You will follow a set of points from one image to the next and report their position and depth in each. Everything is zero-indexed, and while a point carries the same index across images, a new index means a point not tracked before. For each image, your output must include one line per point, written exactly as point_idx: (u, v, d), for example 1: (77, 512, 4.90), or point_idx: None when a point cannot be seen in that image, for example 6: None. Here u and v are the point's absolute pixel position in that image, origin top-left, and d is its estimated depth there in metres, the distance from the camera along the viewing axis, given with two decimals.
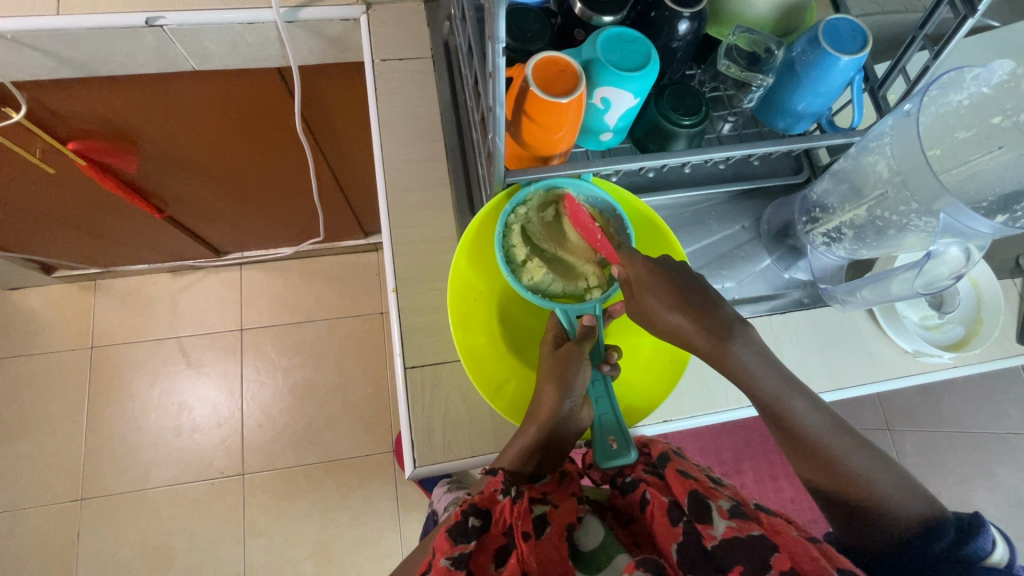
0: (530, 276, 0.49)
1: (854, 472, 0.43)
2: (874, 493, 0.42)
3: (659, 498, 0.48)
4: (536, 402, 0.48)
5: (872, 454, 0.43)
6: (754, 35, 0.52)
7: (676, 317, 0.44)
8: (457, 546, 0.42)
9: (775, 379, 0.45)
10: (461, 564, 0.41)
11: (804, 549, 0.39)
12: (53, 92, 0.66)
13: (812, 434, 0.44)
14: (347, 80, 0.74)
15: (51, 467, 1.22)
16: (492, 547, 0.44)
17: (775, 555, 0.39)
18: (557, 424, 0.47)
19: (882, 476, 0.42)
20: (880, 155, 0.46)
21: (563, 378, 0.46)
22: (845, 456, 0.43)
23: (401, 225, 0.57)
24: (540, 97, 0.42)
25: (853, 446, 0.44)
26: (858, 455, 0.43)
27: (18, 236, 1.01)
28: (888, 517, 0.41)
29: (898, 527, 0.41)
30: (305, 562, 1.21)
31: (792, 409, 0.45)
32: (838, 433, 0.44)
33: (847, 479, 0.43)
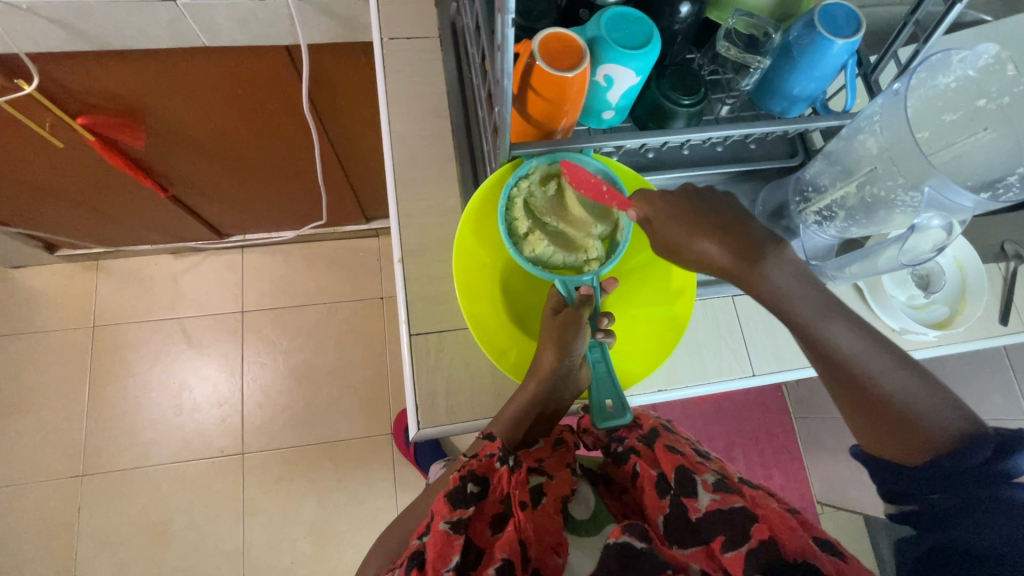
0: (531, 248, 0.51)
1: (892, 392, 0.40)
2: (911, 413, 0.40)
3: (648, 472, 0.51)
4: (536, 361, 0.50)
5: (909, 368, 0.41)
6: (753, 19, 0.54)
7: (702, 244, 0.44)
8: (456, 510, 0.44)
9: (813, 299, 0.42)
10: (459, 529, 0.43)
11: (783, 519, 0.41)
12: (64, 64, 0.67)
13: (845, 355, 0.41)
14: (354, 59, 0.75)
15: (52, 443, 1.24)
16: (489, 514, 0.46)
17: (755, 526, 0.42)
18: (556, 381, 0.50)
19: (920, 395, 0.40)
20: (870, 132, 0.48)
21: (563, 342, 0.48)
22: (883, 378, 0.40)
23: (407, 198, 0.59)
24: (546, 71, 0.44)
25: (892, 364, 0.41)
26: (896, 373, 0.40)
27: (23, 211, 1.02)
28: (924, 434, 0.39)
29: (936, 444, 0.39)
30: (304, 540, 1.23)
31: (826, 329, 0.42)
32: (876, 350, 0.41)
33: (885, 400, 0.40)
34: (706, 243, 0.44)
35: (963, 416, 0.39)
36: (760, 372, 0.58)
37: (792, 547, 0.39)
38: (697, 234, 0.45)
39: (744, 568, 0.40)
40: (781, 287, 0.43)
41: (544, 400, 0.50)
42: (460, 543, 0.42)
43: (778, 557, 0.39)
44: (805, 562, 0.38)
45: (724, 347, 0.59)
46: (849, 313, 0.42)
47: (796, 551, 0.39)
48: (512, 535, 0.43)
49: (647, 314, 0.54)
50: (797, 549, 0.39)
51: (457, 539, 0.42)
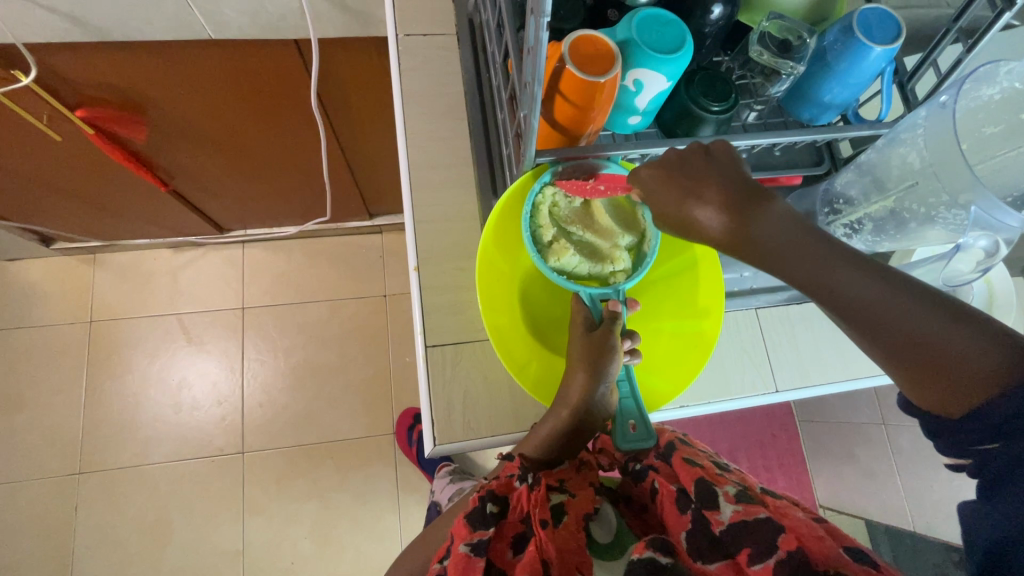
0: (556, 257, 0.49)
1: (922, 339, 0.33)
2: (950, 358, 0.33)
3: (668, 487, 0.47)
4: (567, 386, 0.47)
5: (939, 307, 0.33)
6: (786, 22, 0.51)
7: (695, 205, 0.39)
8: (476, 532, 0.43)
9: (812, 250, 0.36)
10: (480, 551, 0.42)
11: (810, 529, 0.39)
12: (63, 55, 0.64)
13: (857, 303, 0.35)
14: (365, 54, 0.72)
15: (49, 440, 1.21)
16: (509, 534, 0.45)
17: (782, 537, 0.39)
18: (591, 410, 0.47)
19: (953, 334, 0.33)
20: (912, 146, 0.46)
21: (595, 365, 0.46)
22: (909, 323, 0.34)
23: (423, 203, 0.57)
24: (576, 76, 0.42)
25: (917, 307, 0.34)
26: (924, 315, 0.33)
27: (19, 204, 0.99)
28: (965, 381, 0.33)
29: (979, 386, 0.32)
30: (304, 540, 1.22)
31: (834, 278, 0.36)
32: (893, 292, 0.34)
33: (915, 347, 0.34)
34: (695, 206, 0.39)
35: (1011, 346, 0.32)
36: (783, 389, 0.57)
37: (822, 560, 0.37)
38: (687, 197, 0.39)
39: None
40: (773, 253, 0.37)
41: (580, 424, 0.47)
42: (481, 565, 0.42)
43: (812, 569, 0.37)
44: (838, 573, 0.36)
45: (747, 361, 0.58)
46: (863, 260, 0.35)
47: (825, 561, 0.37)
48: (532, 556, 0.42)
49: (672, 328, 0.53)
50: (826, 560, 0.37)
51: (478, 562, 0.42)
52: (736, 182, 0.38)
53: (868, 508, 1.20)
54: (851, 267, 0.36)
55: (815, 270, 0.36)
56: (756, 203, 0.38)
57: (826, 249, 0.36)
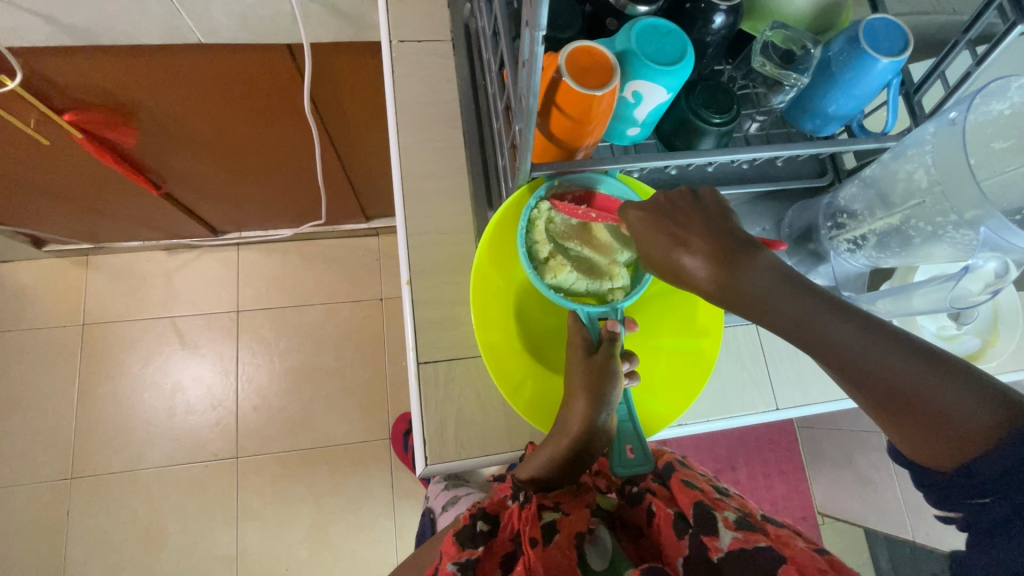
0: (553, 274, 0.47)
1: (903, 388, 0.32)
2: (933, 408, 0.31)
3: (665, 511, 0.46)
4: (567, 413, 0.46)
5: (919, 357, 0.32)
6: (789, 32, 0.50)
7: (683, 255, 0.41)
8: (465, 551, 0.42)
9: (787, 297, 0.36)
10: (467, 571, 0.41)
11: (813, 560, 0.38)
12: (50, 59, 0.62)
13: (835, 349, 0.34)
14: (359, 59, 0.71)
15: (41, 444, 1.20)
16: (499, 554, 0.43)
17: (782, 566, 0.38)
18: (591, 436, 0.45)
19: (934, 382, 0.31)
20: (920, 163, 0.45)
21: (598, 392, 0.44)
22: (888, 371, 0.32)
23: (416, 214, 0.56)
24: (573, 89, 0.41)
25: (898, 355, 0.32)
26: (903, 363, 0.32)
27: (8, 207, 0.98)
28: (947, 430, 0.31)
29: (966, 437, 0.30)
30: (299, 546, 1.21)
31: (810, 324, 0.35)
32: (871, 339, 0.33)
33: (897, 398, 0.32)
34: (683, 255, 0.41)
35: (1000, 399, 0.30)
36: (784, 407, 0.56)
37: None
38: (675, 245, 0.41)
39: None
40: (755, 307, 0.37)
41: (582, 453, 0.45)
42: None
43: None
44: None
45: (747, 378, 0.57)
46: (839, 304, 0.35)
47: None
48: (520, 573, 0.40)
49: (670, 347, 0.52)
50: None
51: None
52: (724, 236, 0.40)
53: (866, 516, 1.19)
54: (829, 313, 0.35)
55: (791, 315, 0.36)
56: (743, 253, 0.39)
57: (803, 295, 0.36)
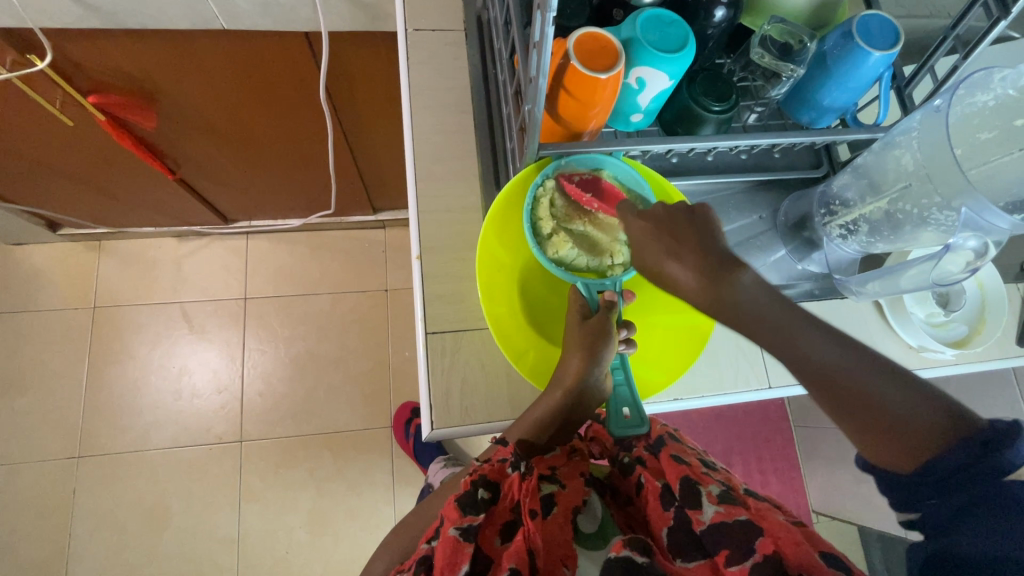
0: (555, 250, 0.50)
1: (870, 397, 0.37)
2: (893, 415, 0.36)
3: (653, 483, 0.48)
4: (562, 368, 0.49)
5: (885, 371, 0.37)
6: (787, 26, 0.52)
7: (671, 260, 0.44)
8: (466, 516, 0.43)
9: (772, 305, 0.41)
10: (469, 536, 0.42)
11: (788, 532, 0.38)
12: (79, 41, 0.65)
13: (811, 360, 0.39)
14: (374, 48, 0.74)
15: (49, 423, 1.22)
16: (499, 521, 0.45)
17: (760, 539, 0.38)
18: (583, 391, 0.48)
19: (892, 392, 0.37)
20: (907, 148, 0.47)
21: (592, 350, 0.46)
22: (858, 383, 0.37)
23: (426, 193, 0.59)
24: (580, 71, 0.43)
25: (867, 370, 0.38)
26: (870, 375, 0.37)
27: (27, 187, 1.00)
28: (908, 434, 0.36)
29: (921, 441, 0.35)
30: (300, 529, 1.23)
31: (796, 336, 0.40)
32: (845, 355, 0.39)
33: (865, 406, 0.37)
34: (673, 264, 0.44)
35: (945, 407, 0.36)
36: (777, 386, 0.58)
37: (795, 563, 0.36)
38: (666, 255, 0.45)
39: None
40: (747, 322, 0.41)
41: (574, 407, 0.49)
42: (470, 551, 0.42)
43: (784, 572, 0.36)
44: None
45: (742, 357, 0.59)
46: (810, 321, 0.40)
47: (800, 564, 0.36)
48: (520, 544, 0.42)
49: (667, 322, 0.54)
50: (801, 565, 0.36)
51: (466, 547, 0.42)
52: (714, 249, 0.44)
53: (858, 514, 1.20)
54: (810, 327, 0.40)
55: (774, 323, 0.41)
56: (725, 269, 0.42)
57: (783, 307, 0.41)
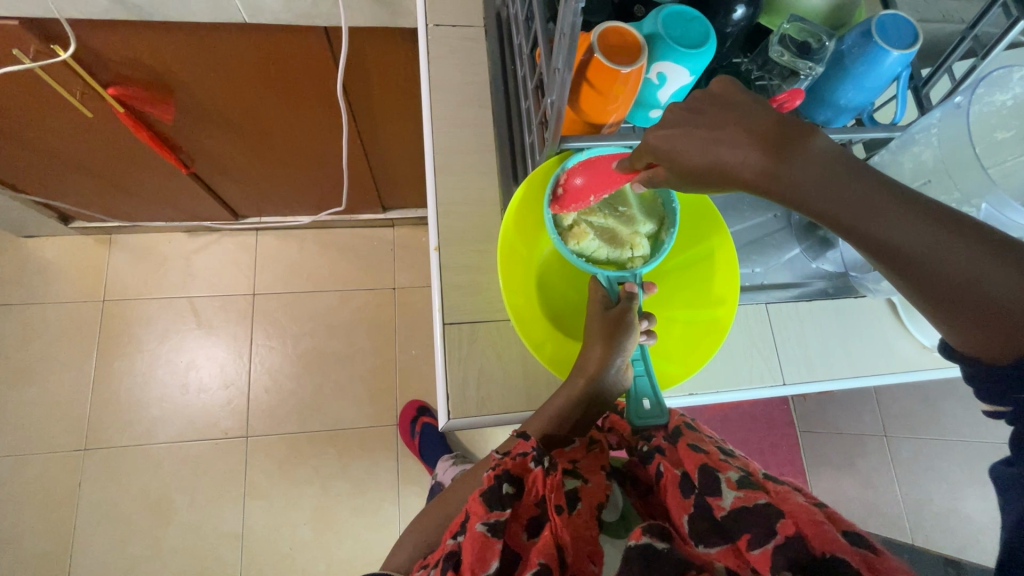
0: (576, 240, 0.50)
1: (972, 284, 0.34)
2: (989, 300, 0.34)
3: (671, 473, 0.47)
4: (584, 358, 0.49)
5: (993, 255, 0.33)
6: (805, 25, 0.53)
7: (720, 148, 0.35)
8: (493, 512, 0.44)
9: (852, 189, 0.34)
10: (498, 532, 0.43)
11: (808, 513, 0.38)
12: (101, 32, 0.66)
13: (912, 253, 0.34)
14: (392, 44, 0.74)
15: (56, 415, 1.23)
16: (525, 516, 0.45)
17: (780, 522, 0.39)
18: (605, 383, 0.48)
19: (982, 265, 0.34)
20: (926, 145, 0.48)
21: (614, 340, 0.47)
22: (950, 264, 0.34)
23: (445, 186, 0.59)
24: (603, 64, 0.44)
25: (972, 253, 0.34)
26: (978, 258, 0.34)
27: (42, 178, 1.01)
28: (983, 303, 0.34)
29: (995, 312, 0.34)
30: (304, 526, 1.23)
31: (899, 232, 0.34)
32: (950, 242, 0.34)
33: (967, 294, 0.34)
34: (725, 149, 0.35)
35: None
36: (791, 382, 0.59)
37: (818, 542, 0.36)
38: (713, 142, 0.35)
39: (772, 567, 0.37)
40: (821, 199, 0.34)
41: (593, 400, 0.48)
42: (499, 547, 0.42)
43: (807, 554, 0.36)
44: (834, 556, 0.35)
45: (755, 353, 0.59)
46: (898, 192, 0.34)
47: (823, 544, 0.36)
48: (549, 540, 0.42)
49: (684, 318, 0.54)
50: (825, 545, 0.36)
51: (496, 543, 0.42)
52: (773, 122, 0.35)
53: (864, 520, 1.19)
54: (913, 214, 0.34)
55: (878, 223, 0.34)
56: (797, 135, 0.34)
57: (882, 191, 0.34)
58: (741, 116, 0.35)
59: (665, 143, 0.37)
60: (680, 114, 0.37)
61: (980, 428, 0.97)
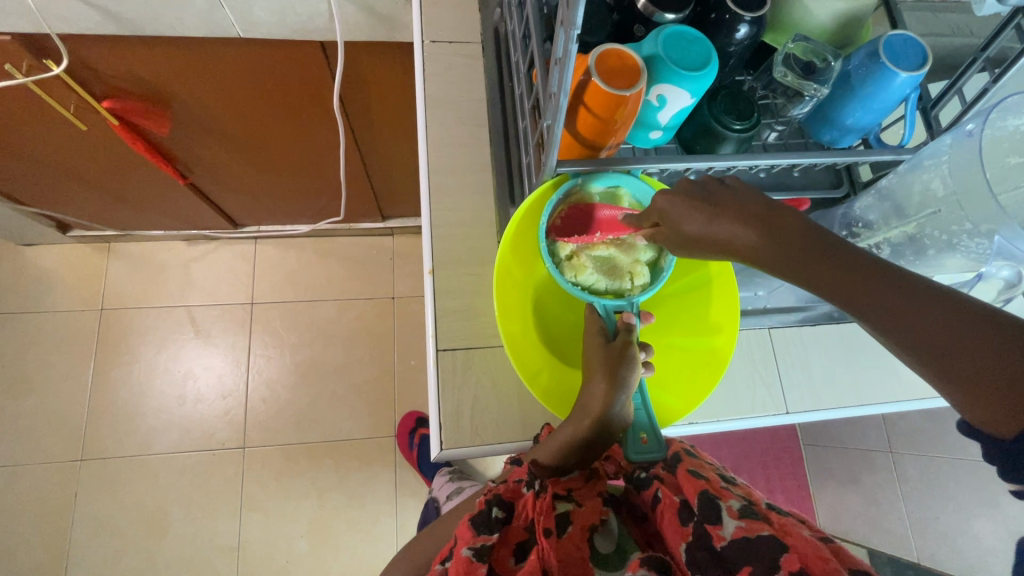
0: (574, 272, 0.49)
1: (969, 359, 0.31)
2: (932, 337, 0.32)
3: (671, 498, 0.45)
4: (586, 394, 0.46)
5: (909, 288, 0.33)
6: (810, 44, 0.51)
7: (712, 224, 0.39)
8: (480, 536, 0.43)
9: (785, 226, 0.37)
10: (482, 557, 0.41)
11: (814, 549, 0.37)
12: (94, 46, 0.65)
13: (893, 321, 0.33)
14: (389, 58, 0.73)
15: (52, 425, 1.22)
16: (513, 541, 0.44)
17: (784, 556, 0.37)
18: (607, 421, 0.45)
19: (905, 299, 0.33)
20: (936, 172, 0.46)
21: (616, 376, 0.45)
22: (874, 301, 0.34)
23: (440, 207, 0.58)
24: (602, 88, 0.42)
25: (889, 285, 0.34)
26: (892, 290, 0.33)
27: (38, 188, 1.00)
28: (927, 348, 0.32)
29: (944, 351, 0.31)
30: (301, 539, 1.22)
31: (872, 298, 0.34)
32: (930, 306, 0.32)
33: (966, 371, 0.31)
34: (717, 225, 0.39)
35: (966, 314, 0.31)
36: (794, 411, 0.57)
37: None
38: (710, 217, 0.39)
39: None
40: (788, 251, 0.36)
41: (598, 438, 0.46)
42: (483, 571, 0.41)
43: None
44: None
45: (758, 380, 0.58)
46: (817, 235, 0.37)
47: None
48: (534, 565, 0.41)
49: (683, 344, 0.53)
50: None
51: (479, 568, 0.41)
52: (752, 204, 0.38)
53: (868, 536, 1.17)
54: (890, 280, 0.34)
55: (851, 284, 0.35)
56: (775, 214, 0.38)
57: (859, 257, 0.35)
58: (734, 195, 0.39)
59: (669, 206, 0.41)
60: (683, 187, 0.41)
61: None
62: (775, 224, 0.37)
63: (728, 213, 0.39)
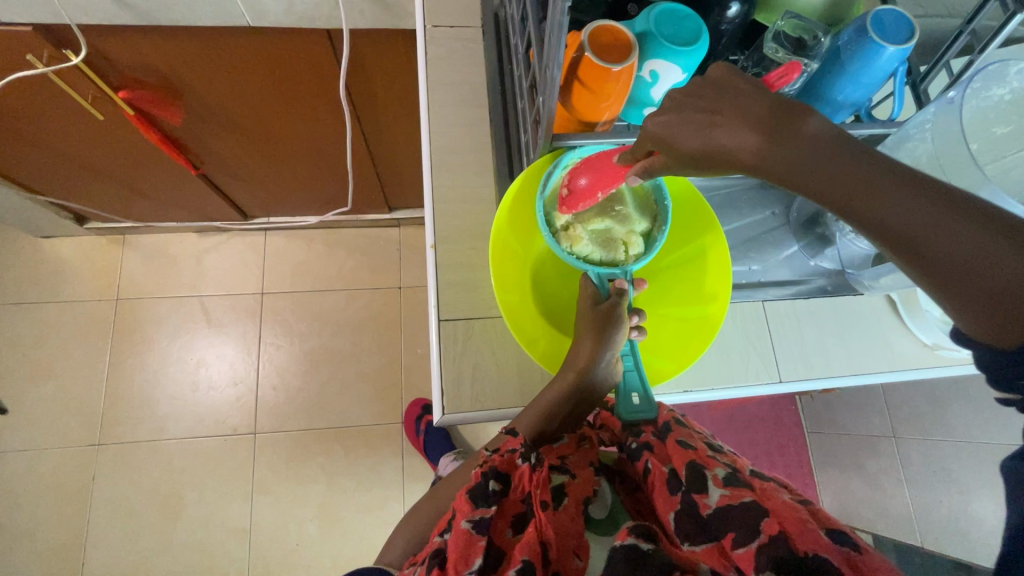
0: (570, 243, 0.51)
1: (983, 269, 0.32)
2: (959, 256, 0.32)
3: (660, 469, 0.46)
4: (574, 352, 0.50)
5: (945, 205, 0.32)
6: (800, 22, 0.53)
7: (715, 132, 0.36)
8: (478, 509, 0.43)
9: (815, 141, 0.34)
10: (481, 529, 0.42)
11: (793, 511, 0.38)
12: (111, 37, 0.68)
13: (904, 234, 0.33)
14: (392, 46, 0.75)
15: (71, 410, 1.26)
16: (510, 513, 0.45)
17: (764, 520, 0.38)
18: (593, 376, 0.50)
19: (942, 219, 0.32)
20: (920, 141, 0.48)
21: (603, 334, 0.49)
22: (904, 219, 0.33)
23: (442, 184, 0.60)
24: (594, 62, 0.44)
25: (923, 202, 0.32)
26: (926, 211, 0.32)
27: (56, 178, 1.03)
28: (959, 266, 0.32)
29: (971, 266, 0.32)
30: (310, 522, 1.24)
31: (902, 215, 0.33)
32: (960, 222, 0.32)
33: (976, 281, 0.32)
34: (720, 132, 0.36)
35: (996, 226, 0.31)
36: (786, 379, 0.58)
37: (802, 541, 0.36)
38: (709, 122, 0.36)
39: (756, 564, 0.37)
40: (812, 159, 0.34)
41: (583, 392, 0.50)
42: (483, 544, 0.42)
43: (790, 551, 0.36)
44: (816, 556, 0.35)
45: (752, 350, 0.59)
46: (852, 151, 0.34)
47: (807, 543, 0.36)
48: (532, 537, 0.42)
49: (677, 315, 0.55)
50: (807, 543, 0.36)
51: (479, 540, 0.42)
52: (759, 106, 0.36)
53: (874, 521, 1.18)
54: (919, 195, 0.33)
55: (874, 209, 0.33)
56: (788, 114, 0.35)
57: (878, 173, 0.33)
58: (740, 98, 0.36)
59: (659, 128, 0.38)
60: (678, 99, 0.38)
61: (987, 429, 0.94)
62: (784, 129, 0.35)
63: (726, 115, 0.36)
